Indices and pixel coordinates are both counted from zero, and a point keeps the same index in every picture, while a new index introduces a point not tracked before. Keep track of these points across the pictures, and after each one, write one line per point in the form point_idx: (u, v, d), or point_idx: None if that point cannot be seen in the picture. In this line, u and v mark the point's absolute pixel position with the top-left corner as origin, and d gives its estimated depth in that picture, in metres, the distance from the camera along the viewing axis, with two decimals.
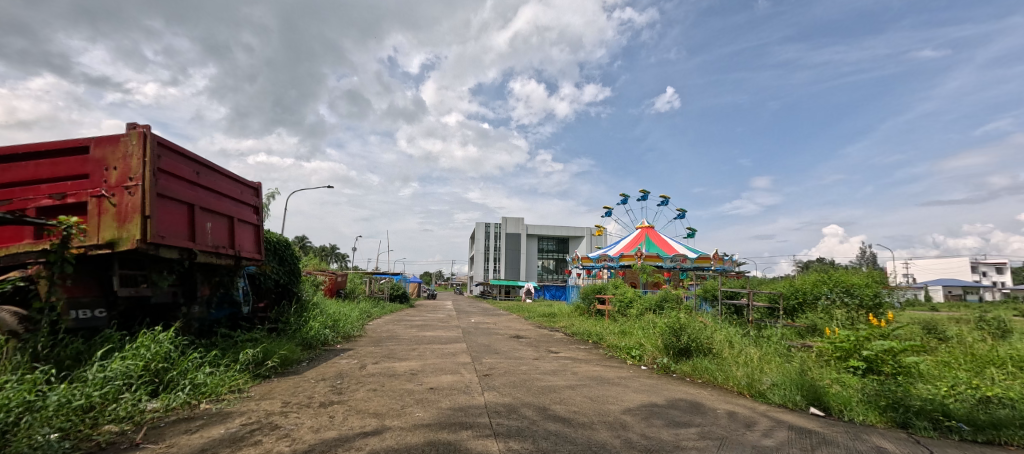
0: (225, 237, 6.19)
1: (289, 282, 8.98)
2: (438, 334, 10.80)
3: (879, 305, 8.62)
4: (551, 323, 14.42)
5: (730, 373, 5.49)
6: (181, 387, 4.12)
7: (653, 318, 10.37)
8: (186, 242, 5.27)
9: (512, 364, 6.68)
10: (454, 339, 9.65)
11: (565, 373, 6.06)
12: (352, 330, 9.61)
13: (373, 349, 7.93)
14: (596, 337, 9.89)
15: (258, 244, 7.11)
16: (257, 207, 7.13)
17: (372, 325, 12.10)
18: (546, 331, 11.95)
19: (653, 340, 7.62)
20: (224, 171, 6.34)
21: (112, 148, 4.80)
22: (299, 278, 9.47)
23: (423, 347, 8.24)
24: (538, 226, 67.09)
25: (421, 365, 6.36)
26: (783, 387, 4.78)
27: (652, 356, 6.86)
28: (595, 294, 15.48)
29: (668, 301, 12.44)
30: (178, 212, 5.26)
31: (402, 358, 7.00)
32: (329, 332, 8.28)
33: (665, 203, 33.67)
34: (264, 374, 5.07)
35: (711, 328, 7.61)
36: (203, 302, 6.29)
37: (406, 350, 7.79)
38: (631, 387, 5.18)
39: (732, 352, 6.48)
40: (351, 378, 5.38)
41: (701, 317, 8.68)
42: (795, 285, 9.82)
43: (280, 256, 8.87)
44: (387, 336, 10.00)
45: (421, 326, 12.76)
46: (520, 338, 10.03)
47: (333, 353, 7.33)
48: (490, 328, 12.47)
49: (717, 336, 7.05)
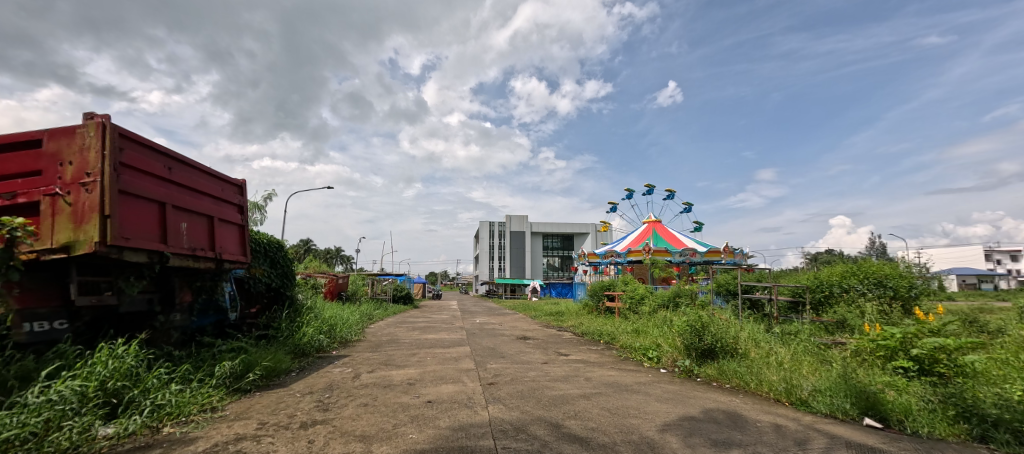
0: (205, 238, 5.69)
1: (283, 285, 8.49)
2: (441, 336, 10.28)
3: (914, 297, 8.10)
4: (559, 322, 13.88)
5: (763, 377, 4.95)
6: (142, 409, 3.62)
7: (668, 315, 9.79)
8: (156, 243, 4.77)
9: (519, 369, 6.14)
10: (457, 342, 9.12)
11: (578, 379, 5.50)
12: (350, 335, 9.11)
13: (371, 355, 7.42)
14: (607, 337, 9.33)
15: (243, 246, 6.61)
16: (242, 206, 6.63)
17: (373, 329, 11.62)
18: (554, 331, 11.40)
19: (671, 340, 7.06)
20: (203, 167, 5.84)
21: (67, 141, 4.32)
22: (293, 281, 8.98)
23: (424, 352, 7.73)
24: (542, 223, 66.48)
25: (419, 373, 5.83)
26: (829, 394, 4.26)
27: (672, 358, 6.31)
28: (604, 291, 14.91)
29: (682, 297, 11.86)
30: (147, 211, 4.75)
31: (400, 365, 6.48)
32: (324, 338, 7.79)
33: (671, 197, 33.03)
34: (245, 389, 4.57)
35: (735, 325, 7.02)
36: (184, 309, 5.82)
37: (405, 356, 7.27)
38: (654, 395, 4.62)
39: (762, 353, 5.91)
40: (341, 391, 4.85)
41: (722, 313, 8.11)
42: (820, 277, 9.25)
43: (272, 259, 8.37)
44: (387, 340, 9.50)
45: (424, 329, 12.26)
46: (527, 340, 9.49)
47: (328, 360, 6.85)
48: (495, 329, 11.94)
49: (742, 335, 6.48)
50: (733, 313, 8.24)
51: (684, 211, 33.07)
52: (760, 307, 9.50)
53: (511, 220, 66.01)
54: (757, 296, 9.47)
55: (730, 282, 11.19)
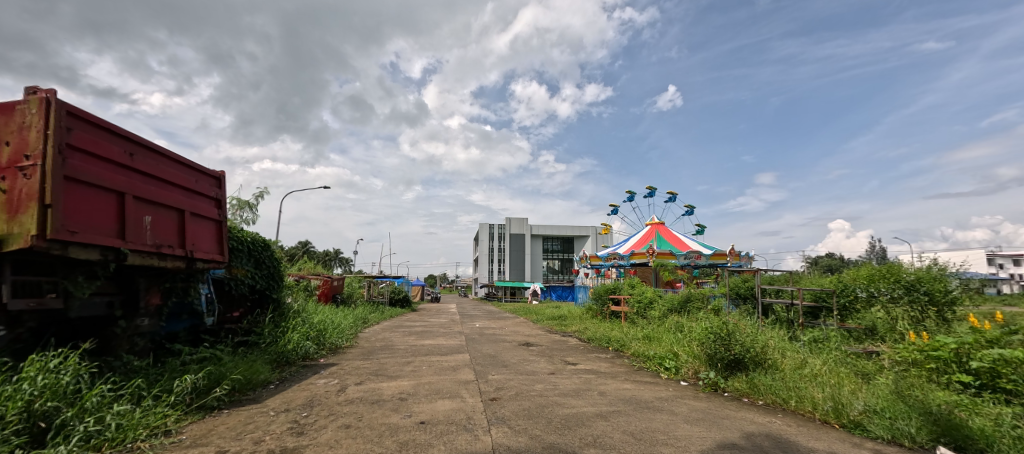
0: (175, 234, 5.09)
1: (268, 287, 7.87)
2: (438, 342, 9.66)
3: (951, 302, 7.40)
4: (562, 327, 13.28)
5: (804, 393, 4.35)
6: (75, 435, 3.00)
7: (681, 321, 9.20)
8: (111, 239, 4.16)
9: (524, 381, 5.53)
10: (456, 349, 8.51)
11: (591, 394, 4.89)
12: (341, 341, 8.50)
13: (362, 363, 6.79)
14: (616, 344, 8.74)
15: (220, 244, 6.01)
16: (219, 200, 6.04)
17: (367, 333, 11.01)
18: (558, 337, 10.80)
19: (689, 348, 6.46)
20: (174, 155, 5.26)
21: (5, 118, 3.74)
22: (280, 283, 8.37)
23: (420, 360, 7.11)
24: (542, 226, 65.91)
25: (413, 386, 5.21)
26: (888, 416, 3.66)
27: (694, 369, 5.71)
28: (609, 294, 14.29)
29: (694, 301, 11.26)
30: (101, 201, 4.15)
31: (392, 375, 5.86)
32: (311, 345, 7.16)
33: (673, 200, 32.57)
34: (209, 407, 4.00)
35: (760, 331, 6.41)
36: (152, 313, 5.23)
37: (399, 365, 6.64)
38: (681, 416, 4.01)
39: (796, 366, 5.30)
40: (322, 409, 4.22)
41: (742, 319, 7.52)
42: (843, 280, 8.62)
43: (257, 258, 7.75)
44: (381, 347, 8.89)
45: (420, 333, 11.66)
46: (530, 347, 8.89)
47: (313, 370, 6.26)
48: (496, 335, 11.34)
49: (770, 343, 5.89)
50: (754, 318, 7.64)
51: (687, 214, 32.51)
52: (780, 311, 8.87)
53: (510, 222, 65.40)
54: (776, 301, 8.87)
55: (745, 286, 10.58)
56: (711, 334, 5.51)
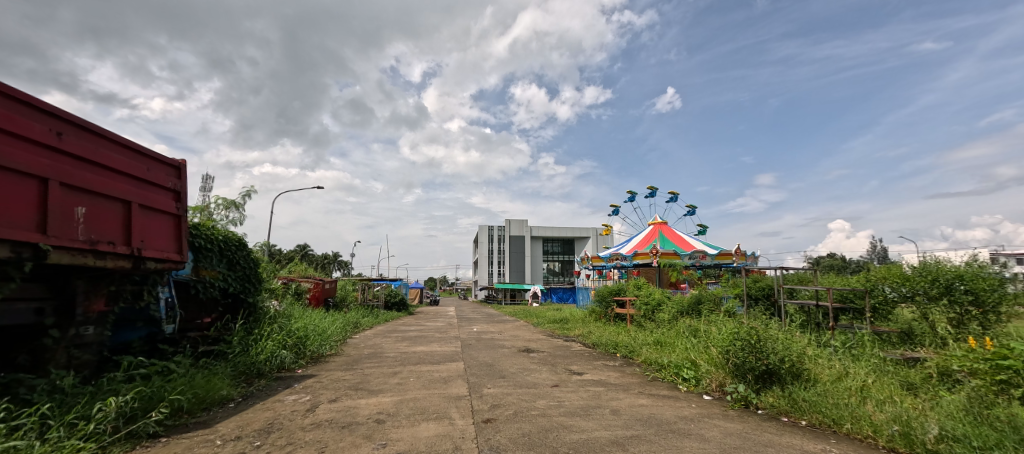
0: (118, 229, 4.38)
1: (243, 291, 7.16)
2: (432, 349, 8.93)
3: (1002, 302, 6.51)
4: (564, 331, 12.57)
5: (860, 413, 3.68)
6: None
7: (697, 326, 8.49)
8: (29, 234, 3.45)
9: (524, 397, 4.80)
10: (450, 357, 7.79)
11: (603, 413, 4.16)
12: (324, 349, 7.77)
13: (342, 375, 6.06)
14: (625, 350, 8.08)
15: (180, 241, 5.32)
16: (178, 192, 5.36)
17: (356, 339, 10.28)
18: (561, 342, 10.07)
19: (711, 355, 5.77)
20: (120, 139, 4.57)
21: None
22: (257, 285, 7.64)
23: (407, 371, 6.38)
24: (543, 227, 65.23)
25: (394, 404, 4.48)
26: (978, 445, 2.96)
27: (717, 380, 5.02)
28: (613, 297, 13.58)
29: (705, 303, 10.56)
30: (17, 188, 3.44)
31: (374, 390, 5.13)
32: (288, 354, 6.43)
33: (676, 199, 32.02)
34: (142, 435, 3.31)
35: (788, 333, 5.69)
36: (95, 322, 4.53)
37: (383, 377, 5.91)
38: (714, 444, 3.29)
39: (837, 379, 4.61)
40: (280, 436, 3.49)
41: (764, 321, 6.80)
42: (873, 279, 8.08)
43: (230, 258, 7.03)
44: (369, 355, 8.17)
45: (414, 339, 10.92)
46: (531, 354, 8.17)
47: (285, 383, 5.54)
48: (494, 340, 10.61)
49: (805, 349, 5.19)
50: (778, 320, 6.94)
51: (690, 214, 31.84)
52: (803, 311, 8.42)
53: (511, 223, 64.71)
54: (799, 302, 8.16)
55: (768, 286, 9.86)
56: (738, 341, 4.82)
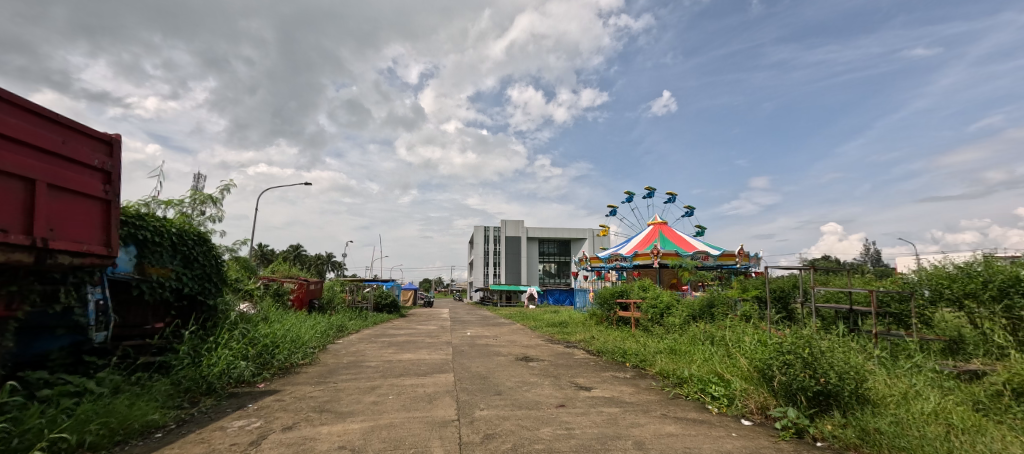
0: (17, 213, 3.47)
1: (201, 291, 6.25)
2: (420, 357, 8.03)
3: None
4: (565, 336, 11.69)
5: None
6: None
7: (714, 332, 7.64)
8: None
9: (525, 422, 3.93)
10: (439, 367, 6.88)
11: (626, 448, 3.28)
12: (297, 358, 6.84)
13: (311, 391, 5.14)
14: (635, 358, 7.24)
15: (109, 232, 4.41)
16: (108, 173, 4.45)
17: (336, 346, 9.34)
18: (561, 349, 9.20)
19: (744, 370, 4.93)
20: (26, 103, 3.68)
21: None
22: (219, 285, 6.72)
23: (388, 385, 5.47)
24: (539, 228, 64.41)
25: (363, 434, 3.59)
26: None
27: (759, 403, 4.20)
28: (616, 299, 12.74)
29: (717, 307, 9.69)
30: None
31: (342, 412, 4.22)
32: (248, 366, 5.52)
33: (674, 199, 31.39)
34: None
35: (835, 339, 4.85)
36: None
37: (358, 394, 5.01)
38: None
39: (906, 403, 3.83)
40: None
41: (796, 328, 5.96)
42: (911, 281, 7.50)
43: (185, 254, 6.11)
44: (348, 364, 7.27)
45: (401, 345, 9.99)
46: (529, 363, 7.29)
47: (238, 403, 4.63)
48: (489, 346, 9.71)
49: (860, 362, 4.36)
50: (812, 325, 6.11)
51: (688, 214, 31.19)
52: (834, 316, 7.69)
53: (506, 223, 63.77)
54: (828, 306, 7.32)
55: (785, 287, 9.24)
56: (791, 358, 4.00)
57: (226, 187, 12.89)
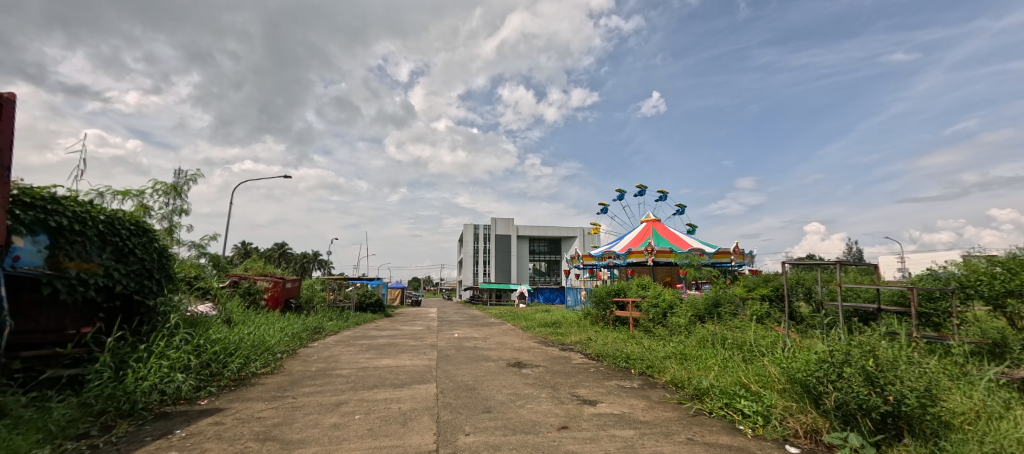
0: None
1: (139, 290, 5.32)
2: (400, 364, 7.14)
3: None
4: (559, 338, 10.89)
5: None
6: None
7: (727, 334, 6.90)
8: None
9: None
10: (420, 376, 6.01)
11: None
12: (253, 366, 5.92)
13: (260, 411, 4.23)
14: (640, 365, 6.44)
15: None
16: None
17: (307, 350, 8.38)
18: (557, 353, 8.39)
19: (779, 384, 4.16)
20: None
21: None
22: (162, 283, 5.78)
23: (356, 401, 4.59)
24: (529, 226, 63.61)
25: None
26: None
27: (806, 424, 3.47)
28: (613, 298, 11.99)
29: (724, 306, 8.93)
30: None
31: (291, 442, 3.34)
32: (186, 380, 4.59)
33: (665, 197, 30.93)
34: None
35: (887, 339, 4.11)
36: None
37: (318, 414, 4.12)
38: None
39: (990, 426, 3.11)
40: None
41: (826, 333, 5.23)
42: (942, 278, 6.79)
43: (119, 247, 5.17)
44: (317, 372, 6.35)
45: (380, 349, 9.08)
46: (522, 371, 6.45)
47: (164, 428, 3.72)
48: (477, 351, 8.85)
49: (928, 368, 3.61)
50: (842, 328, 5.38)
51: (680, 213, 30.76)
52: (856, 316, 6.93)
53: (497, 221, 62.94)
54: (854, 305, 6.47)
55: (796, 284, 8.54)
56: (852, 370, 3.26)
57: (194, 178, 11.91)
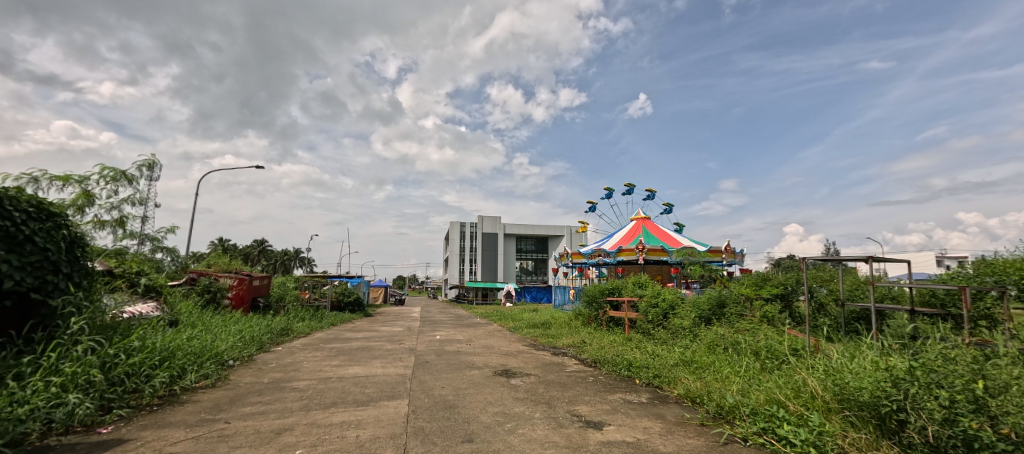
0: None
1: (37, 288, 4.28)
2: (370, 373, 6.21)
3: None
4: (550, 340, 10.07)
5: None
6: None
7: (739, 338, 6.14)
8: None
9: None
10: (390, 389, 5.10)
11: None
12: (187, 378, 4.93)
13: (173, 444, 3.27)
14: (644, 374, 5.62)
15: None
16: None
17: (267, 356, 7.37)
18: (550, 358, 7.56)
19: (831, 405, 3.36)
20: None
21: None
22: (71, 278, 4.74)
23: (303, 427, 3.65)
24: (516, 224, 62.76)
25: None
26: None
27: None
28: (606, 298, 11.21)
29: (729, 306, 8.18)
30: None
31: None
32: (83, 401, 3.61)
33: (654, 195, 30.48)
34: None
35: (958, 347, 3.35)
36: None
37: (248, 448, 3.17)
38: None
39: None
40: None
41: (864, 340, 4.49)
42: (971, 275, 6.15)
43: (8, 232, 4.10)
44: (270, 384, 5.39)
45: (351, 354, 8.10)
46: (511, 382, 5.58)
47: None
48: (461, 355, 7.97)
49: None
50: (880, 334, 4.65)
51: (669, 212, 30.27)
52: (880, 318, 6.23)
53: (483, 220, 62.18)
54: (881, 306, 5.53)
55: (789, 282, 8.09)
56: (952, 397, 2.48)
57: (149, 164, 10.77)
